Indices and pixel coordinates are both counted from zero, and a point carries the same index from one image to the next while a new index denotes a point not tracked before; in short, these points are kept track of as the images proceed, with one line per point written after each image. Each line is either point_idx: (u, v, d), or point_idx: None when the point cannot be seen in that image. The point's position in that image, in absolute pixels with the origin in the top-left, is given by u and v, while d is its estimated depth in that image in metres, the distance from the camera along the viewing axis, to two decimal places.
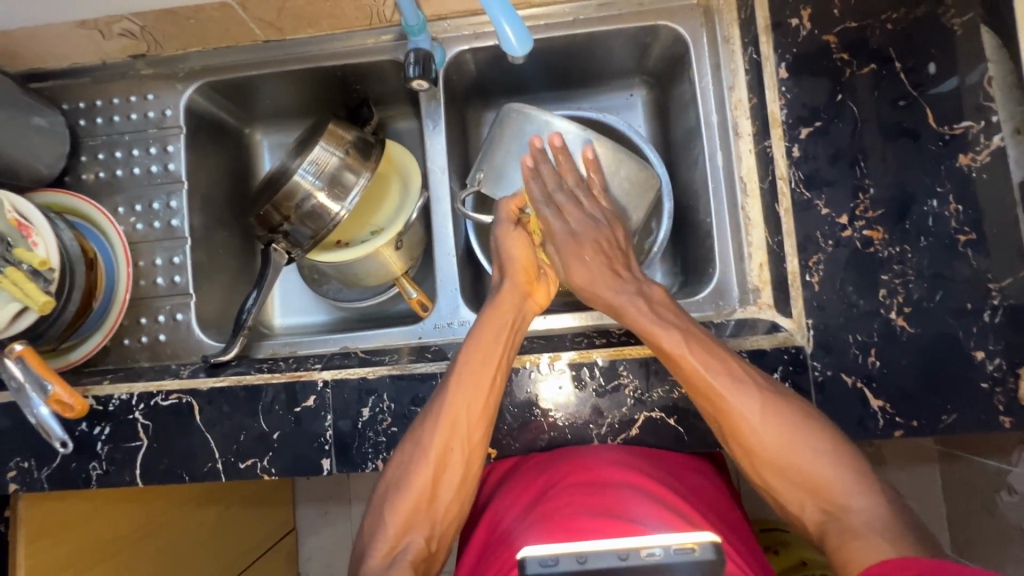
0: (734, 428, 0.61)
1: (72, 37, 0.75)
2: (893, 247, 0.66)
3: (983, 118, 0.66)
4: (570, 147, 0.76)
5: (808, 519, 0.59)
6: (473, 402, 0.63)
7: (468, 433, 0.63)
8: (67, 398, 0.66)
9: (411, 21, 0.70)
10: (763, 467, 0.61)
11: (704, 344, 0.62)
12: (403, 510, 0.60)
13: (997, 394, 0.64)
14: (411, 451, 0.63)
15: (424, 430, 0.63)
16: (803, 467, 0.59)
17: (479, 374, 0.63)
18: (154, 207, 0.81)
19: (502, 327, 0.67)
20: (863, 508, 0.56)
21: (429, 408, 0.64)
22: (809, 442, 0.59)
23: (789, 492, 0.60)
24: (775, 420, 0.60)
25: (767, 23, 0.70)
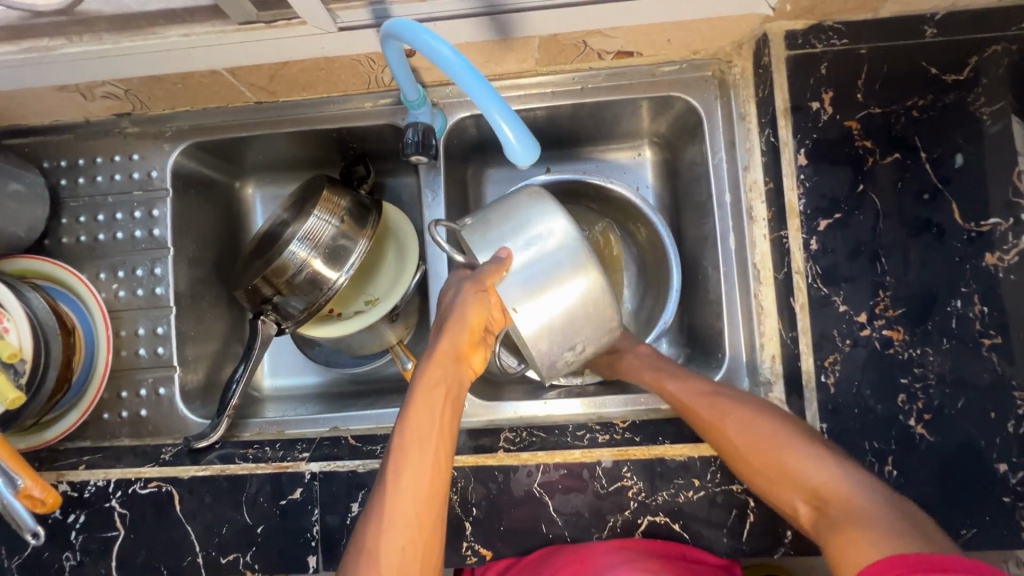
0: (785, 472, 0.54)
1: (52, 99, 0.71)
2: (914, 349, 0.63)
3: (1012, 215, 0.63)
4: (562, 255, 0.57)
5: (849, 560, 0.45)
6: (418, 491, 0.53)
7: (416, 535, 0.52)
8: (38, 491, 0.62)
9: (411, 95, 0.65)
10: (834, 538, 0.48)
11: (726, 397, 0.62)
12: None
13: (1019, 509, 0.61)
14: (353, 570, 0.49)
15: (368, 534, 0.51)
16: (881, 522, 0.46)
17: (419, 455, 0.53)
18: (138, 273, 0.77)
19: (437, 406, 0.56)
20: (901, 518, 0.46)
21: (370, 507, 0.53)
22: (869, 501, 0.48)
23: (840, 538, 0.46)
24: (819, 462, 0.53)
25: (786, 106, 0.66)
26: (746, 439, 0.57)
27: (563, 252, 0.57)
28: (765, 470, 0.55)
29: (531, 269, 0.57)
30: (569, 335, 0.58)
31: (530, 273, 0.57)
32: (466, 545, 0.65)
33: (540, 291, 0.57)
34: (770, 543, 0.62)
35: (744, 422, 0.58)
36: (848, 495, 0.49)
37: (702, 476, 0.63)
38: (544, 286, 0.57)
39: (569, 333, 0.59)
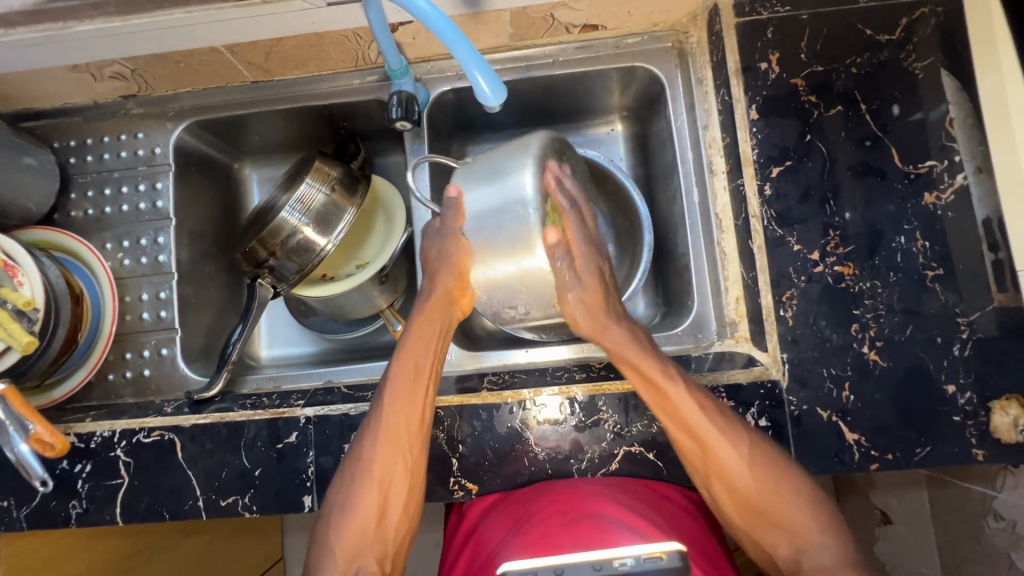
0: (705, 448, 0.61)
1: (65, 80, 0.77)
2: (864, 282, 0.68)
3: (946, 157, 0.68)
4: (513, 221, 0.57)
5: (779, 554, 0.60)
6: (408, 417, 0.63)
7: (404, 450, 0.63)
8: (49, 436, 0.66)
9: (394, 65, 0.72)
10: (746, 509, 0.61)
11: (675, 381, 0.62)
12: (352, 534, 0.60)
13: (969, 427, 0.65)
14: (350, 476, 0.62)
15: (363, 448, 0.63)
16: (785, 515, 0.59)
17: (413, 385, 0.64)
18: (142, 242, 0.82)
19: (426, 344, 0.66)
20: (830, 552, 0.58)
21: (367, 425, 0.64)
22: (791, 496, 0.59)
23: (767, 533, 0.61)
24: (756, 457, 0.61)
25: (737, 67, 0.73)
26: (708, 441, 0.61)
27: (514, 209, 0.57)
28: (700, 455, 0.62)
29: (483, 217, 0.58)
30: (517, 298, 0.61)
31: (480, 222, 0.58)
32: (453, 481, 0.69)
33: (486, 242, 0.58)
34: None
35: (720, 433, 0.61)
36: (784, 502, 0.59)
37: None
38: (492, 237, 0.58)
39: (508, 294, 0.61)
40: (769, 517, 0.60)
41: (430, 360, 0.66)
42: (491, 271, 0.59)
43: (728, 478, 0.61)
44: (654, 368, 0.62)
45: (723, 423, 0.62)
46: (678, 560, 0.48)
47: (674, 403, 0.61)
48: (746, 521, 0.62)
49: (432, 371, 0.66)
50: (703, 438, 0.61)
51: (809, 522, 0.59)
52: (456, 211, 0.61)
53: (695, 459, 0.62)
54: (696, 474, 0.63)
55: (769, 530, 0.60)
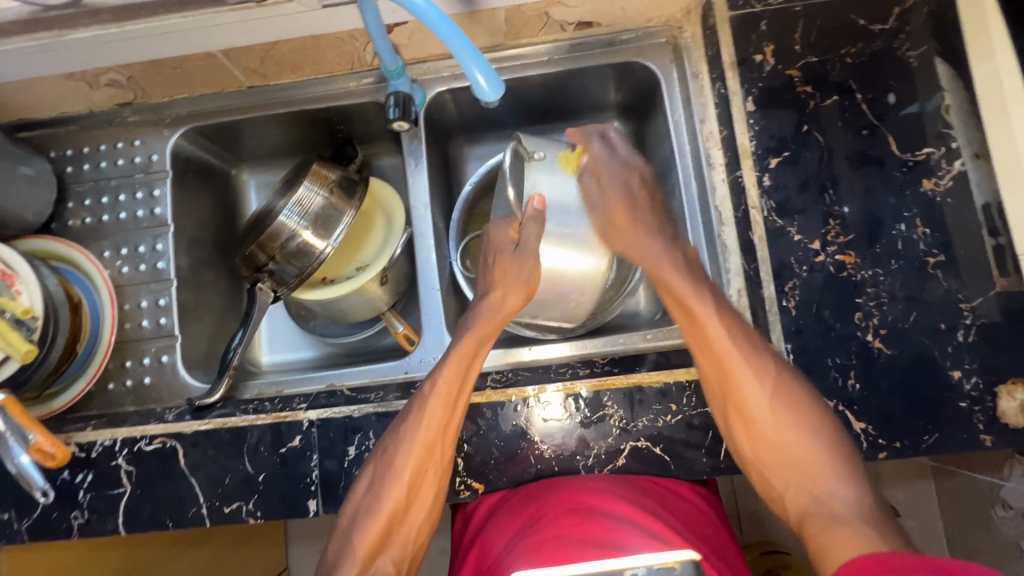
0: (728, 379, 0.64)
1: (60, 89, 0.77)
2: (866, 271, 0.68)
3: (943, 144, 0.68)
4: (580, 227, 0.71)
5: (794, 508, 0.62)
6: (449, 419, 0.64)
7: (438, 452, 0.64)
8: (48, 446, 0.65)
9: (390, 65, 0.72)
10: (760, 441, 0.64)
11: (701, 308, 0.66)
12: (374, 536, 0.61)
13: (976, 413, 0.65)
14: (380, 475, 0.63)
15: (399, 453, 0.63)
16: (800, 446, 0.62)
17: (455, 394, 0.65)
18: (141, 250, 0.82)
19: (472, 347, 0.68)
20: (846, 496, 0.59)
21: (405, 429, 0.64)
22: (810, 429, 0.62)
23: (787, 482, 0.63)
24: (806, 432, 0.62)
25: (732, 60, 0.73)
26: (733, 377, 0.64)
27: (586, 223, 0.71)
28: (720, 391, 0.65)
29: (562, 217, 0.70)
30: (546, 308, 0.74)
31: (562, 217, 0.70)
32: (459, 481, 0.68)
33: (560, 239, 0.70)
34: None
35: (749, 366, 0.64)
36: (813, 453, 0.62)
37: (679, 401, 0.67)
38: (569, 240, 0.71)
39: (557, 292, 0.72)
40: (794, 466, 0.63)
41: (478, 359, 0.68)
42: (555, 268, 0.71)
43: (750, 415, 0.64)
44: (683, 294, 0.67)
45: (751, 352, 0.65)
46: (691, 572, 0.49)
47: (703, 327, 0.66)
48: (770, 464, 0.64)
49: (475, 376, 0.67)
50: (727, 367, 0.64)
51: (828, 470, 0.61)
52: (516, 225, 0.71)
53: (719, 395, 0.65)
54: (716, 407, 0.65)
55: (794, 479, 0.62)
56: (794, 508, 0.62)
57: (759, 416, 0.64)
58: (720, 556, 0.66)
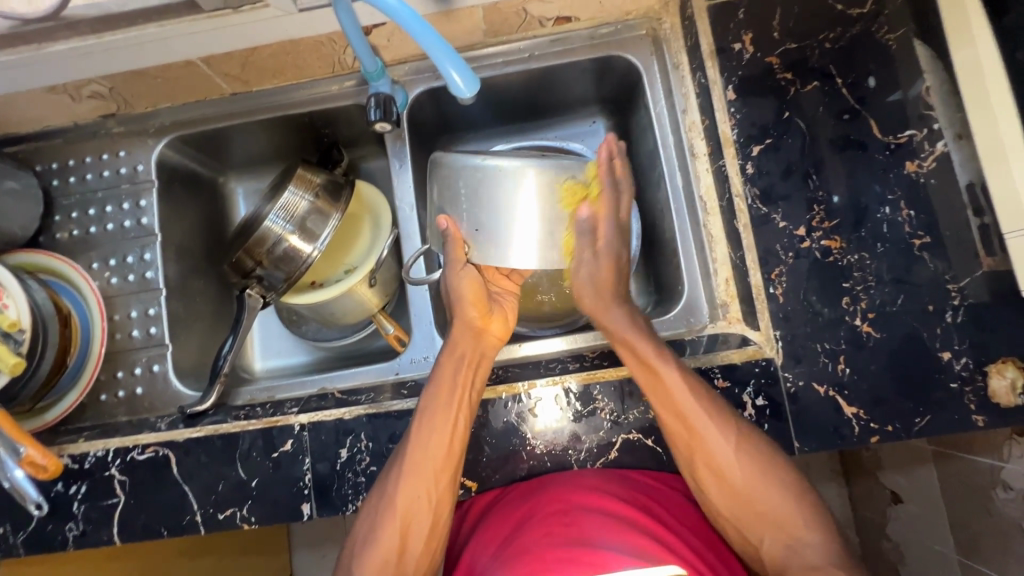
0: (696, 436, 0.63)
1: (43, 102, 0.77)
2: (852, 255, 0.68)
3: (925, 125, 0.68)
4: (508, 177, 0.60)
5: (767, 551, 0.62)
6: (435, 458, 0.63)
7: (431, 486, 0.64)
8: (42, 458, 0.65)
9: (370, 67, 0.72)
10: (731, 496, 0.64)
11: (666, 366, 0.64)
12: (373, 566, 0.62)
13: (967, 393, 0.65)
14: (376, 505, 0.64)
15: (389, 478, 0.64)
16: (768, 501, 0.62)
17: (441, 426, 0.64)
18: (129, 260, 0.82)
19: (456, 383, 0.66)
20: (818, 547, 0.60)
21: (397, 455, 0.65)
22: (777, 481, 0.62)
23: (756, 527, 0.63)
24: (748, 457, 0.63)
25: (711, 49, 0.73)
26: (701, 437, 0.63)
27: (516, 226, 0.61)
28: (687, 434, 0.63)
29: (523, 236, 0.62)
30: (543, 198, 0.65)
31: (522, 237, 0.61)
32: None
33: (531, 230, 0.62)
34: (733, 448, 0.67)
35: (709, 418, 0.63)
36: (767, 486, 0.62)
37: None
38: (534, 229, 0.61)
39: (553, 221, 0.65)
40: (752, 510, 0.63)
41: (461, 393, 0.66)
42: (503, 186, 0.59)
43: (715, 461, 0.63)
44: (648, 353, 0.65)
45: (712, 400, 0.64)
46: None
47: (665, 389, 0.63)
48: (735, 513, 0.64)
49: (469, 411, 0.66)
50: (695, 430, 0.63)
51: (797, 517, 0.62)
52: (461, 242, 0.63)
53: (681, 445, 0.64)
54: (686, 460, 0.65)
55: (769, 529, 0.62)
56: (766, 554, 0.62)
57: (728, 468, 0.63)
58: (720, 557, 0.64)
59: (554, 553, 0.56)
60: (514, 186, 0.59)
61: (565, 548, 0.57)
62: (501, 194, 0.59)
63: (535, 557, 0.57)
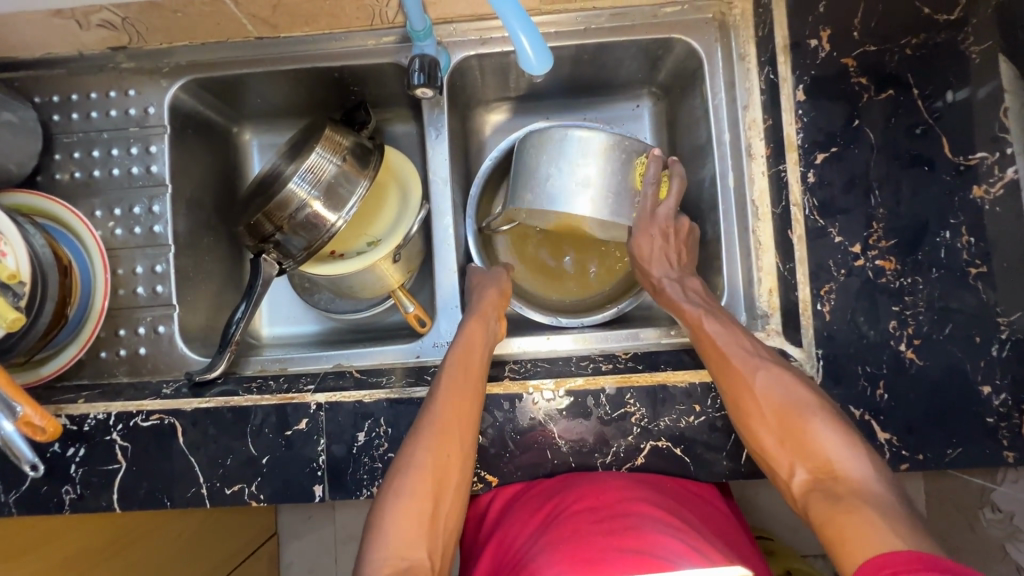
0: (724, 365, 0.62)
1: (46, 26, 0.69)
2: (905, 278, 0.66)
3: (998, 149, 0.64)
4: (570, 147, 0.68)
5: (799, 484, 0.55)
6: (457, 409, 0.61)
7: (455, 444, 0.60)
8: (38, 419, 0.61)
9: (417, 25, 0.67)
10: (760, 425, 0.59)
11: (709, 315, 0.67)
12: (401, 536, 0.54)
13: (1002, 428, 0.64)
14: (400, 470, 0.58)
15: (412, 440, 0.60)
16: (801, 425, 0.57)
17: (466, 380, 0.63)
18: (135, 211, 0.76)
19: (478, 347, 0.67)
20: (862, 473, 0.52)
21: (421, 417, 0.61)
22: (814, 412, 0.57)
23: (785, 455, 0.57)
24: (782, 378, 0.60)
25: (785, 43, 0.69)
26: (733, 364, 0.62)
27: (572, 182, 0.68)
28: (728, 375, 0.62)
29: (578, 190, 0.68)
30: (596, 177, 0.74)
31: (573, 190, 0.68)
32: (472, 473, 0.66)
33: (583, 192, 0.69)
34: None
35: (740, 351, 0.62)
36: (803, 415, 0.57)
37: (703, 402, 0.65)
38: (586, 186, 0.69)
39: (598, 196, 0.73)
40: (791, 439, 0.57)
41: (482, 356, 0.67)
42: (570, 146, 0.68)
43: (742, 387, 0.60)
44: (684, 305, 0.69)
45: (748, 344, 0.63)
46: None
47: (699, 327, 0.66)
48: (767, 443, 0.58)
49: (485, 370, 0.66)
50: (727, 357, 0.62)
51: (837, 446, 0.55)
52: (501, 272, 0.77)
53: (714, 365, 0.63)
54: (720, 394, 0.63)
55: (803, 457, 0.56)
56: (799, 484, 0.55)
57: (759, 404, 0.59)
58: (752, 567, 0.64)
59: (594, 551, 0.55)
60: (569, 147, 0.68)
61: (609, 548, 0.56)
62: (546, 151, 0.69)
63: (574, 551, 0.56)
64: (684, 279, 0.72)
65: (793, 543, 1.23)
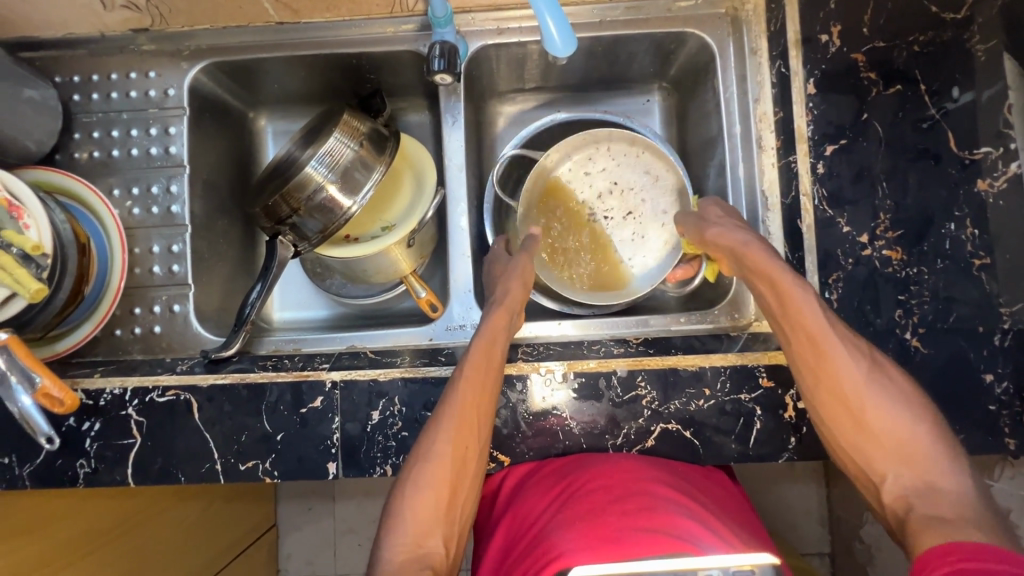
0: (819, 352, 0.59)
1: (71, 5, 0.70)
2: (911, 268, 0.68)
3: (1002, 144, 0.65)
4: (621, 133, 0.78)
5: (890, 490, 0.54)
6: (472, 405, 0.61)
7: (470, 438, 0.60)
8: (57, 391, 0.61)
9: (438, 12, 0.68)
10: (851, 422, 0.58)
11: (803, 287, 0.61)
12: (420, 520, 0.57)
13: (1004, 416, 0.65)
14: (419, 461, 0.59)
15: (432, 432, 0.60)
16: (893, 429, 0.55)
17: (482, 376, 0.62)
18: (153, 191, 0.77)
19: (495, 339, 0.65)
20: (954, 485, 0.51)
21: (438, 409, 0.62)
22: (912, 414, 0.56)
23: (881, 459, 0.55)
24: (871, 375, 0.58)
25: (797, 38, 0.70)
26: (828, 354, 0.59)
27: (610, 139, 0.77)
28: (812, 354, 0.60)
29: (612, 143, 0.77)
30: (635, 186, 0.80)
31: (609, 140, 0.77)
32: None
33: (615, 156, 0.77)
34: (776, 448, 0.66)
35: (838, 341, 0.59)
36: (901, 418, 0.55)
37: (713, 386, 0.66)
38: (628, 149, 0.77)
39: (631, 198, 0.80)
40: (880, 439, 0.56)
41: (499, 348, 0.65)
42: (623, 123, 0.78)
43: (836, 383, 0.58)
44: (773, 273, 0.62)
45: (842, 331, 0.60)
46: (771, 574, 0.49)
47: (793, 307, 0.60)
48: (854, 441, 0.57)
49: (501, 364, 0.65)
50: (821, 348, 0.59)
51: (929, 452, 0.54)
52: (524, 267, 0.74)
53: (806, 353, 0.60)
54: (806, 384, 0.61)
55: (896, 464, 0.55)
56: (891, 491, 0.54)
57: (866, 408, 0.57)
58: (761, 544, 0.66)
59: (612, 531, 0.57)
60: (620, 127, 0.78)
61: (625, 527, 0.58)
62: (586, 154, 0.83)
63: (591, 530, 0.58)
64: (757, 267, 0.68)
65: (792, 539, 1.24)
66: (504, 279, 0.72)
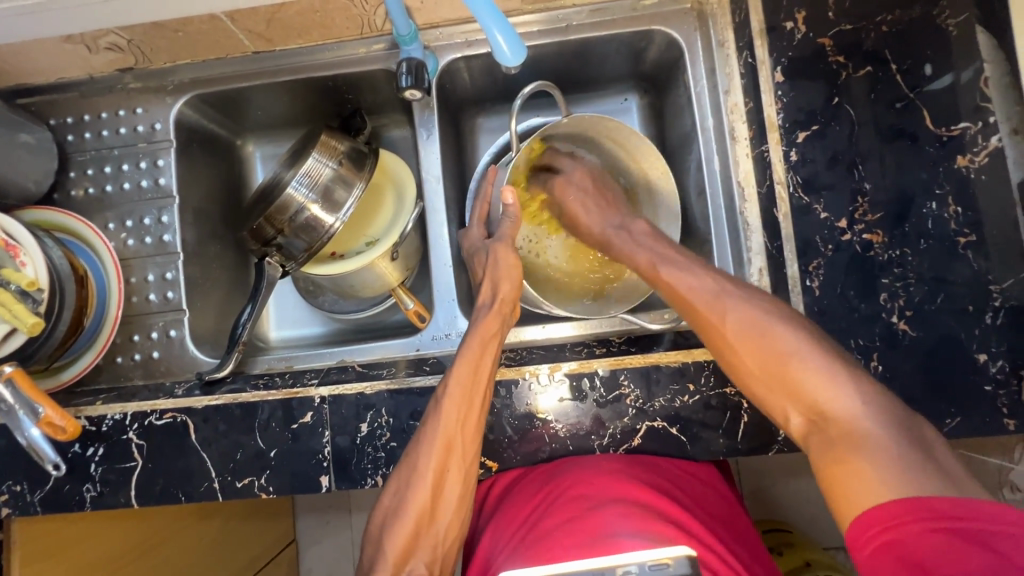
0: (703, 324, 0.61)
1: (58, 52, 0.74)
2: (893, 251, 0.66)
3: (980, 118, 0.64)
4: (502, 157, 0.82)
5: (795, 427, 0.55)
6: (455, 425, 0.61)
7: (457, 451, 0.61)
8: (59, 419, 0.65)
9: (403, 30, 0.69)
10: (746, 373, 0.58)
11: (694, 275, 0.64)
12: (404, 535, 0.59)
13: (1000, 396, 0.63)
14: (406, 477, 0.61)
15: (420, 453, 0.61)
16: (793, 373, 0.55)
17: (470, 394, 0.62)
18: (146, 222, 0.80)
19: (482, 355, 0.65)
20: (844, 410, 0.51)
21: (424, 428, 0.63)
22: (806, 356, 0.55)
23: (778, 403, 0.56)
24: (751, 316, 0.59)
25: (761, 27, 0.70)
26: (709, 316, 0.61)
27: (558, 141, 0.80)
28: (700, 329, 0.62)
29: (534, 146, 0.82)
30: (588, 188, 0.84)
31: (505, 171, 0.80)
32: None
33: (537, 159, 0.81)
34: (764, 441, 0.65)
35: (718, 300, 0.61)
36: (791, 365, 0.55)
37: (697, 381, 0.66)
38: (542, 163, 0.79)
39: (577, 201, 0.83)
40: (771, 377, 0.56)
41: (487, 363, 0.65)
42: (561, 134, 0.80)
43: (721, 342, 0.60)
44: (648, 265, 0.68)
45: (735, 289, 0.61)
46: (684, 567, 0.51)
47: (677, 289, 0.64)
48: (757, 389, 0.58)
49: (490, 380, 0.64)
50: (703, 317, 0.61)
51: (832, 390, 0.53)
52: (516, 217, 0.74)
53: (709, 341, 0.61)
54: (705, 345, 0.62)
55: (791, 402, 0.55)
56: (795, 425, 0.55)
57: (749, 358, 0.57)
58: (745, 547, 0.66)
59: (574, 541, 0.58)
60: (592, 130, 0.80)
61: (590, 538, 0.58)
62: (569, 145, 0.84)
63: (556, 543, 0.59)
64: (629, 225, 0.76)
65: (812, 533, 1.21)
66: (493, 272, 0.71)
